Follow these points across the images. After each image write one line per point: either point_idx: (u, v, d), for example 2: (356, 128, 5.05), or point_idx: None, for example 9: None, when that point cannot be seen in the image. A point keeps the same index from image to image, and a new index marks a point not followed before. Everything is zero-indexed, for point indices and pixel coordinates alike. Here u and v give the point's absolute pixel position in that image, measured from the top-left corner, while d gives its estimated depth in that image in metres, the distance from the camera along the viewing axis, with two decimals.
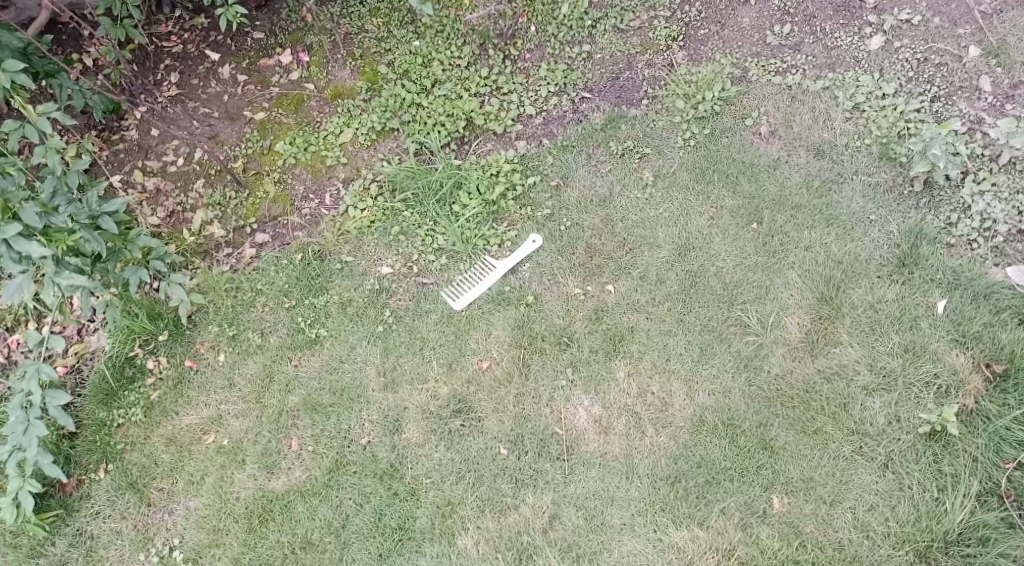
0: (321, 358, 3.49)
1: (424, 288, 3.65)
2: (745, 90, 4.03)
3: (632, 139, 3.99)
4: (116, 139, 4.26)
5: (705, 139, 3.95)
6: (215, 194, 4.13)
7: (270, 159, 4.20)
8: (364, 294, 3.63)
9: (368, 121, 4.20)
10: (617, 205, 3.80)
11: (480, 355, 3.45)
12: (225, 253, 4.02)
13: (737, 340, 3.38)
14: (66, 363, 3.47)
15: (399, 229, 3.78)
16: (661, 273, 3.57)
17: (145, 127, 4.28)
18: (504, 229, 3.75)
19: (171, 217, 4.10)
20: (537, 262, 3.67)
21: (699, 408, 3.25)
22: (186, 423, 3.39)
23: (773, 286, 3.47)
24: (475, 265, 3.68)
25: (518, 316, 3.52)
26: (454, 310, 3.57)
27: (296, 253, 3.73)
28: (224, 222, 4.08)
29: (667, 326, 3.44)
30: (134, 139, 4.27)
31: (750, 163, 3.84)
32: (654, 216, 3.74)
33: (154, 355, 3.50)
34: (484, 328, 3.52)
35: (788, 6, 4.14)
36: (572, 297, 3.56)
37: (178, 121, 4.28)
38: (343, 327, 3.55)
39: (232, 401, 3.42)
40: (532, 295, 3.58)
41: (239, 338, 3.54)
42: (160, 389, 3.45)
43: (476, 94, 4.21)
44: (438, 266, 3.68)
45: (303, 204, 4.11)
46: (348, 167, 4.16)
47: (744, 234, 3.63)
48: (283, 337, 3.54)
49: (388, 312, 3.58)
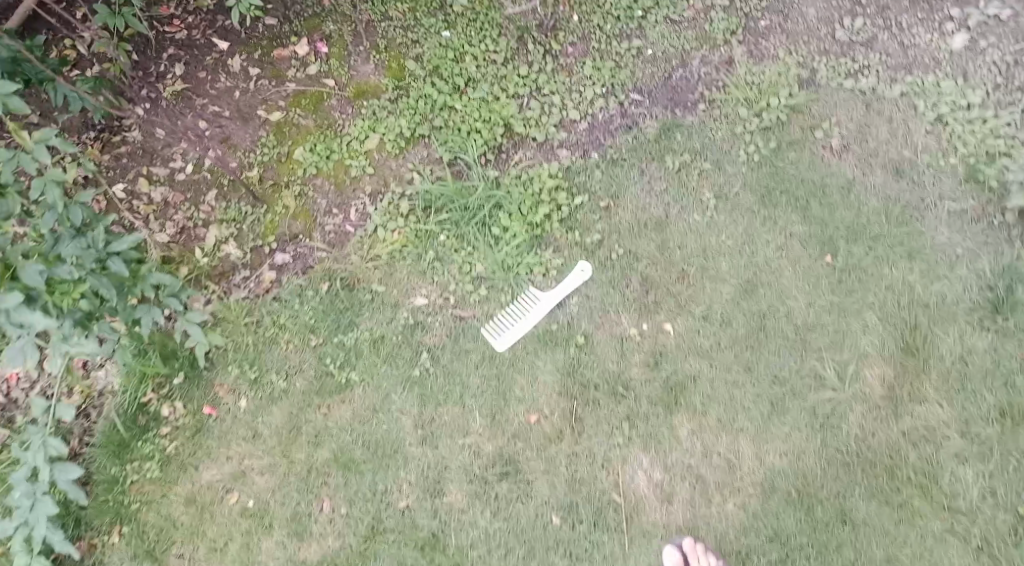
0: (354, 406, 3.20)
1: (464, 320, 3.38)
2: (814, 94, 3.72)
3: (689, 151, 3.66)
4: (118, 142, 3.88)
5: (770, 154, 3.62)
6: (230, 209, 3.76)
7: (289, 168, 3.82)
8: (397, 330, 3.35)
9: (395, 127, 3.83)
10: (671, 232, 3.49)
11: (528, 407, 3.17)
12: (242, 277, 3.65)
13: (810, 393, 3.12)
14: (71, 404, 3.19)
15: (433, 255, 3.49)
16: (726, 312, 3.28)
17: (149, 128, 3.91)
18: (550, 256, 3.46)
19: (181, 234, 3.74)
20: (587, 295, 3.38)
21: (771, 473, 3.04)
22: (206, 480, 3.11)
23: (851, 332, 3.19)
24: (517, 299, 3.39)
25: (567, 359, 3.25)
26: (496, 350, 3.29)
27: (323, 283, 3.45)
28: (240, 241, 3.70)
29: (728, 372, 3.19)
30: (137, 142, 3.89)
31: (821, 184, 3.52)
32: (717, 242, 3.44)
33: (168, 400, 3.20)
34: (530, 373, 3.24)
35: None
36: (626, 337, 3.29)
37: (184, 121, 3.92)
38: (376, 369, 3.26)
39: (256, 455, 3.14)
40: (583, 334, 3.30)
41: (261, 382, 3.25)
42: (177, 441, 3.15)
43: (514, 95, 3.86)
44: (478, 298, 3.41)
45: (326, 220, 3.73)
46: (375, 179, 3.78)
47: (816, 269, 3.32)
48: (308, 381, 3.25)
49: (426, 354, 3.30)
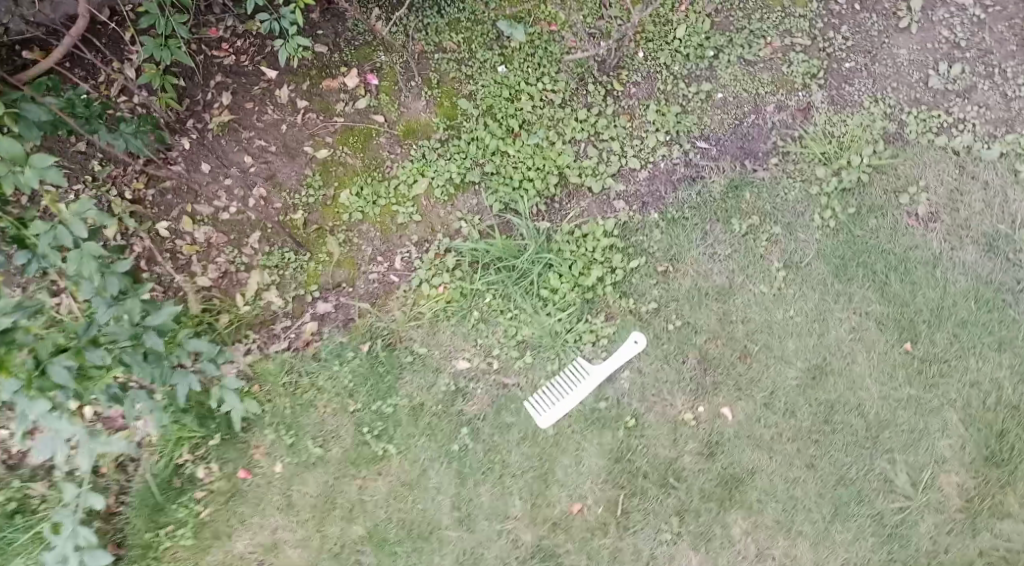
0: (389, 479, 3.12)
1: (508, 388, 3.22)
2: (899, 152, 3.39)
3: (758, 213, 3.37)
4: (161, 176, 3.53)
5: (848, 220, 3.32)
6: (273, 253, 3.49)
7: (333, 213, 3.54)
8: (438, 397, 3.22)
9: (445, 170, 3.53)
10: (732, 305, 3.25)
11: (572, 495, 3.05)
12: (284, 326, 3.40)
13: (878, 499, 2.95)
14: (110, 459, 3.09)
15: (477, 317, 3.32)
16: (790, 400, 3.08)
17: (194, 163, 3.58)
18: (602, 323, 3.25)
19: (223, 278, 3.48)
20: (639, 369, 3.19)
21: None
22: (239, 550, 3.08)
23: (928, 432, 3.01)
24: (566, 369, 3.21)
25: (614, 441, 3.10)
26: (539, 426, 3.14)
27: (363, 343, 3.33)
28: (282, 290, 3.45)
29: (786, 466, 3.01)
30: (182, 176, 3.56)
31: (903, 257, 3.25)
32: (784, 320, 3.21)
33: (204, 462, 3.14)
34: (575, 454, 3.10)
35: (959, 39, 3.51)
36: (680, 422, 3.10)
37: (229, 157, 3.60)
38: (414, 441, 3.15)
39: (290, 527, 3.09)
40: (632, 415, 3.13)
41: (297, 447, 3.18)
42: (212, 506, 3.11)
43: (570, 141, 3.55)
44: (523, 365, 3.24)
45: (371, 269, 3.46)
46: (422, 226, 3.51)
47: (892, 357, 3.11)
48: (345, 448, 3.17)
49: (465, 428, 3.16)
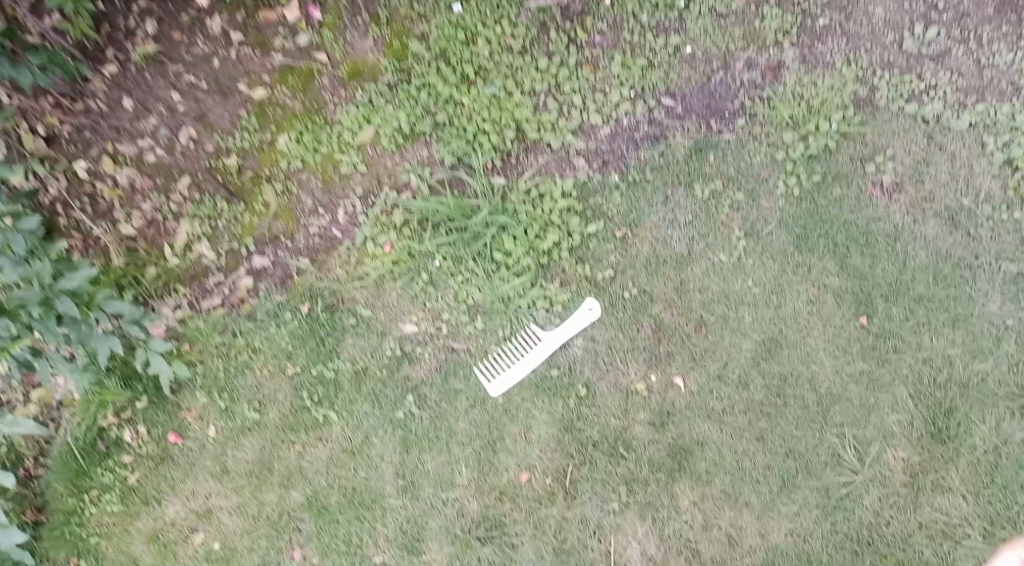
0: (331, 445, 3.00)
1: (456, 352, 3.09)
2: (869, 119, 3.24)
3: (721, 177, 3.24)
4: (79, 110, 3.33)
5: (812, 188, 3.21)
6: (204, 201, 3.31)
7: (271, 159, 3.32)
8: (382, 361, 3.09)
9: (393, 119, 3.30)
10: (689, 274, 3.14)
11: (520, 465, 2.96)
12: (216, 281, 3.27)
13: (826, 472, 2.90)
14: (29, 414, 3.01)
15: (425, 279, 3.17)
16: (744, 373, 3.01)
17: (115, 96, 3.34)
18: (556, 289, 3.12)
19: (150, 226, 3.32)
20: (593, 337, 3.09)
21: (772, 553, 2.85)
22: (170, 516, 2.97)
23: (879, 406, 2.95)
24: (518, 335, 3.09)
25: (565, 410, 3.00)
26: (489, 394, 3.02)
27: (302, 303, 3.18)
28: (215, 241, 3.29)
29: (735, 437, 2.95)
30: (101, 111, 3.33)
31: (865, 230, 3.15)
32: (742, 289, 3.11)
33: (131, 425, 3.02)
34: (524, 422, 3.00)
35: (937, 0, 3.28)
36: (631, 391, 3.02)
37: (153, 91, 3.34)
38: (356, 406, 3.04)
39: (223, 493, 2.98)
40: (584, 384, 3.03)
41: (232, 411, 3.05)
42: (140, 471, 2.99)
43: (530, 92, 3.31)
44: (472, 331, 3.10)
45: (311, 221, 3.29)
46: (367, 176, 3.30)
47: (848, 332, 3.04)
48: (283, 413, 3.04)
49: (411, 395, 3.03)
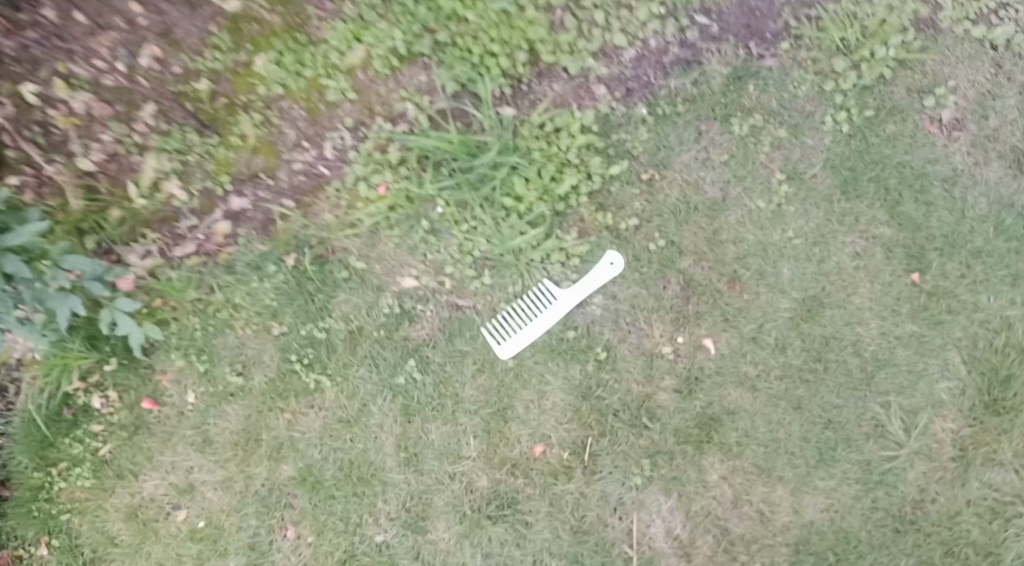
0: (323, 414, 2.71)
1: (462, 311, 2.78)
2: (931, 44, 2.84)
3: (761, 111, 2.86)
4: (22, 20, 2.75)
5: (863, 124, 2.83)
6: (172, 134, 2.87)
7: (247, 83, 2.88)
8: (380, 320, 2.78)
9: (387, 38, 2.84)
10: (722, 223, 2.82)
11: (533, 437, 2.68)
12: (190, 226, 2.89)
13: (867, 444, 2.65)
14: None
15: (426, 228, 2.82)
16: (782, 336, 2.73)
17: (61, 4, 2.76)
18: (574, 241, 2.79)
19: (111, 161, 2.88)
20: (613, 295, 2.78)
21: (806, 526, 2.62)
22: (149, 491, 2.68)
23: (926, 372, 2.69)
24: (529, 293, 2.78)
25: (583, 376, 2.71)
26: (497, 356, 2.74)
27: (288, 255, 2.84)
28: (185, 180, 2.89)
29: (770, 406, 2.68)
30: (47, 21, 2.76)
31: (919, 173, 2.80)
32: (781, 241, 2.79)
33: (100, 390, 2.70)
34: (536, 387, 2.72)
35: None
36: (655, 354, 2.72)
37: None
38: (351, 369, 2.74)
39: (206, 467, 2.69)
40: (603, 346, 2.73)
41: (212, 376, 2.74)
42: (111, 442, 2.69)
43: (546, 6, 2.84)
44: (480, 287, 2.79)
45: (294, 157, 2.90)
46: (357, 105, 2.89)
47: (898, 289, 2.74)
48: (269, 377, 2.74)
49: (413, 356, 2.74)
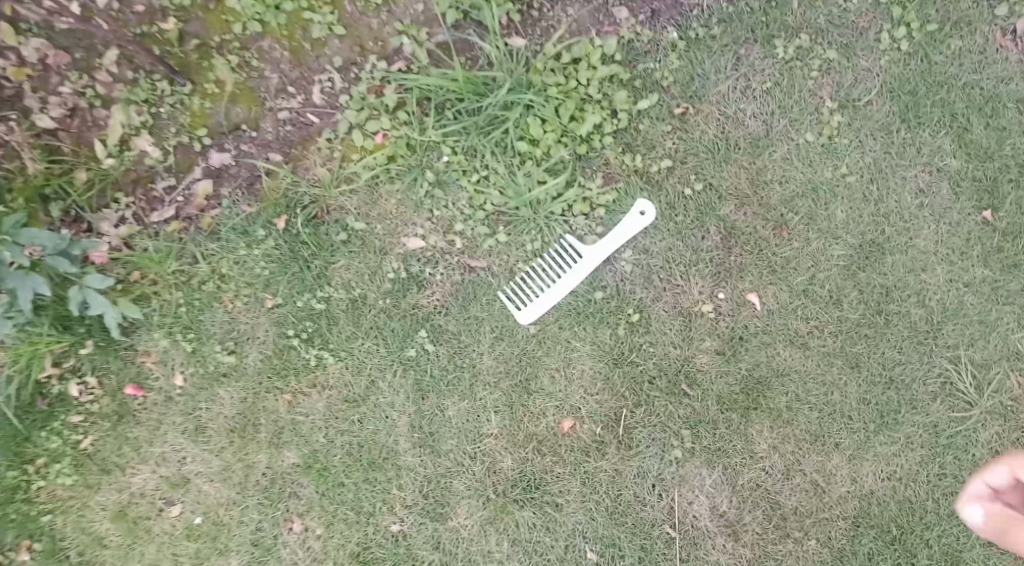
0: (327, 394, 2.44)
1: (475, 274, 2.48)
2: None
3: (807, 31, 2.51)
4: None
5: (925, 41, 2.48)
6: (139, 82, 2.56)
7: (220, 21, 2.55)
8: (384, 288, 2.48)
9: None
10: (765, 162, 2.50)
11: (561, 411, 2.41)
12: (166, 187, 2.57)
13: (934, 406, 2.38)
14: None
15: (432, 180, 2.50)
16: (836, 287, 2.42)
17: None
18: (598, 189, 2.48)
19: (73, 116, 2.56)
20: (645, 249, 2.47)
21: (865, 498, 2.37)
22: (138, 487, 2.42)
23: (1003, 323, 2.39)
24: (550, 251, 2.47)
25: (613, 343, 2.42)
26: (520, 324, 2.44)
27: (278, 217, 2.51)
28: (158, 135, 2.57)
29: (824, 366, 2.39)
30: None
31: (990, 95, 2.46)
32: (833, 180, 2.47)
33: (77, 377, 2.42)
34: (563, 356, 2.43)
35: None
36: (695, 313, 2.42)
37: None
38: (354, 342, 2.45)
39: (200, 459, 2.43)
40: (635, 308, 2.44)
41: (200, 356, 2.45)
42: (93, 434, 2.42)
43: None
44: (495, 245, 2.48)
45: (279, 104, 2.57)
46: (346, 42, 2.55)
47: (968, 229, 2.42)
48: (265, 356, 2.45)
49: (424, 327, 2.46)
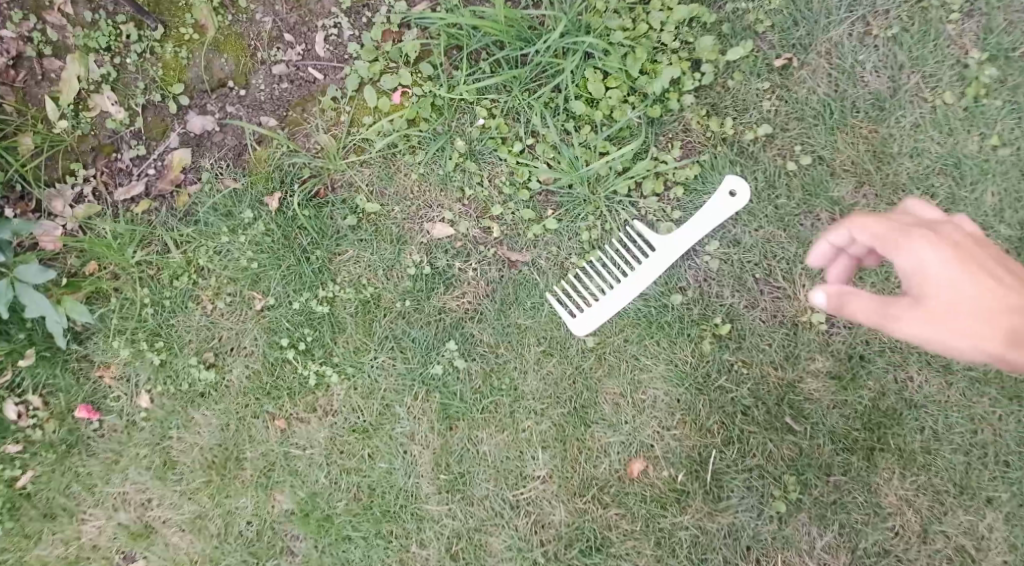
0: (330, 422, 1.93)
1: (517, 270, 1.96)
2: None
3: None
4: None
5: None
6: (97, 25, 2.05)
7: None
8: (403, 288, 1.96)
9: None
10: (890, 130, 1.94)
11: (628, 448, 1.90)
12: (133, 157, 2.05)
13: None
14: None
15: (462, 150, 1.97)
16: None
17: None
18: (677, 163, 1.94)
19: (17, 67, 2.05)
20: (737, 240, 1.93)
21: None
22: (91, 537, 1.93)
23: None
24: (613, 241, 1.93)
25: (695, 362, 1.90)
26: (575, 335, 1.91)
27: (269, 196, 1.98)
28: (120, 91, 2.06)
29: (971, 396, 1.85)
30: None
31: None
32: (981, 153, 1.91)
33: (16, 396, 1.92)
34: (631, 377, 1.91)
35: None
36: (803, 325, 1.90)
37: None
38: (364, 357, 1.94)
39: (170, 502, 1.93)
40: (725, 317, 1.91)
41: (171, 370, 1.94)
42: (36, 468, 1.92)
43: None
44: (545, 236, 1.95)
45: (273, 55, 2.05)
46: None
47: None
48: (252, 372, 1.95)
49: (453, 336, 1.94)
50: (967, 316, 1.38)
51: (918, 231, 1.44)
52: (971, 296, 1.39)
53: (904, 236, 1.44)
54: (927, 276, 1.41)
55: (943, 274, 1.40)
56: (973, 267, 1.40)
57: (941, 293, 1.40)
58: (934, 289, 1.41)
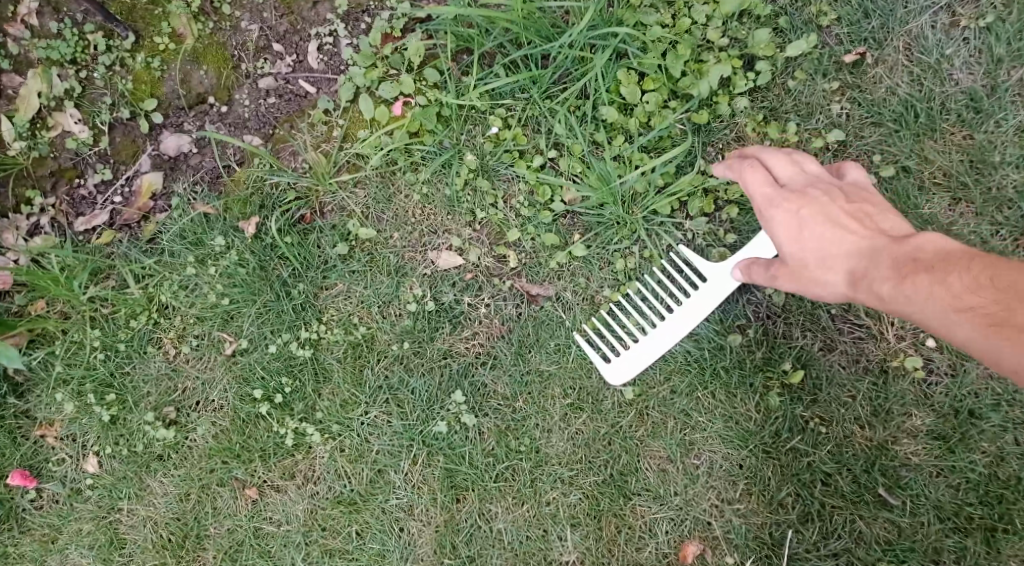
0: (311, 492, 1.61)
1: (537, 306, 1.63)
2: None
3: None
4: None
5: None
6: (60, 33, 1.72)
7: None
8: (399, 329, 1.63)
9: None
10: (988, 136, 1.61)
11: (678, 527, 1.55)
12: (94, 181, 1.73)
13: None
14: None
15: (472, 165, 1.65)
16: None
17: None
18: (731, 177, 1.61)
19: None
20: None
21: None
22: None
23: None
24: (654, 272, 1.60)
25: (761, 419, 1.54)
26: (612, 384, 1.55)
27: (245, 221, 1.67)
28: (83, 108, 1.73)
29: None
30: None
31: None
32: None
33: None
34: (678, 438, 1.56)
35: None
36: (894, 373, 1.53)
37: None
38: (352, 413, 1.61)
39: None
40: (795, 363, 1.55)
41: (122, 428, 1.64)
42: None
43: None
44: (573, 268, 1.63)
45: (258, 66, 1.75)
46: None
47: None
48: (219, 430, 1.63)
49: (460, 387, 1.61)
50: (816, 268, 1.30)
51: (775, 196, 1.34)
52: (820, 250, 1.29)
53: (762, 199, 1.35)
54: (776, 238, 1.33)
55: (792, 234, 1.32)
56: (823, 223, 1.29)
57: (788, 251, 1.32)
58: (790, 248, 1.32)
